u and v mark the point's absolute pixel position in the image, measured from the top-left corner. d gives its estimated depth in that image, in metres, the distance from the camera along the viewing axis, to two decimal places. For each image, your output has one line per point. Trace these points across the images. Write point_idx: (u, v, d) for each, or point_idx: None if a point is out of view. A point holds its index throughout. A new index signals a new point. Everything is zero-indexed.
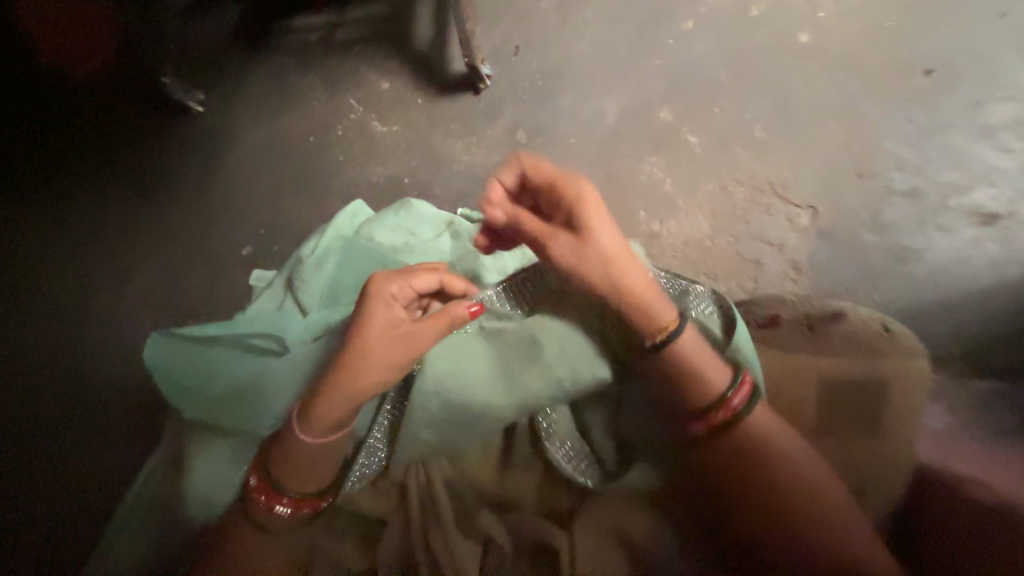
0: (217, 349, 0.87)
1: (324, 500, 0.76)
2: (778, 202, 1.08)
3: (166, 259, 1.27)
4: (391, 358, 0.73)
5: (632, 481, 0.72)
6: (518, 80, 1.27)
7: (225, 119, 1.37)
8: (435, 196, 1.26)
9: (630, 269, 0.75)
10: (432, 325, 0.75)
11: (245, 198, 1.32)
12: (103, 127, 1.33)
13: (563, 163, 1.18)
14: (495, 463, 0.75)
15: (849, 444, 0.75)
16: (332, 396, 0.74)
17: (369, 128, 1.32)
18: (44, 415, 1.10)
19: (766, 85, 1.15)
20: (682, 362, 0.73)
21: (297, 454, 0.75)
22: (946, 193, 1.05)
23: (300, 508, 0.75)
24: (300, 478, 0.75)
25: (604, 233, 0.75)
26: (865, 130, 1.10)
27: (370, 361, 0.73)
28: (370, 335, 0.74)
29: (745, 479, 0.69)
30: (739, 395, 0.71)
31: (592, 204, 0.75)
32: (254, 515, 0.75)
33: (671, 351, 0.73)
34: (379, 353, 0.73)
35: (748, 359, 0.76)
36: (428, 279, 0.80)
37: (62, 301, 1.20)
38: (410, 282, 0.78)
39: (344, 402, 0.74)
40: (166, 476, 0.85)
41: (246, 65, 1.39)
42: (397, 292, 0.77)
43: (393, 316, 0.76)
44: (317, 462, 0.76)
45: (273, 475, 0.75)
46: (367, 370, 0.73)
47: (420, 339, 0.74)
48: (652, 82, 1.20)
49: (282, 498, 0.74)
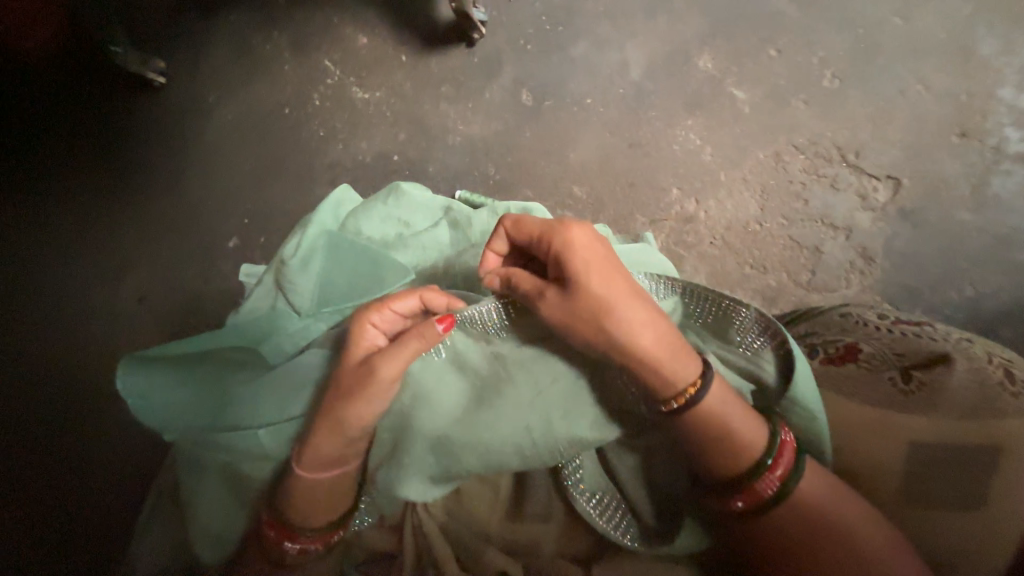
0: (204, 367, 0.71)
1: (338, 532, 0.67)
2: (846, 171, 1.00)
3: (143, 265, 1.11)
4: (355, 393, 0.62)
5: (660, 523, 0.65)
6: (518, 26, 1.06)
7: (190, 92, 1.13)
8: (429, 176, 1.08)
9: (635, 326, 0.59)
10: (398, 350, 0.62)
11: (211, 186, 1.12)
12: (57, 112, 1.11)
13: (575, 128, 1.04)
14: (505, 508, 0.68)
15: (957, 516, 0.56)
16: (314, 439, 0.64)
17: (348, 95, 1.10)
18: (51, 437, 1.05)
19: (836, 25, 1.02)
20: (708, 423, 0.59)
21: (302, 494, 0.65)
22: (998, 156, 0.99)
23: (313, 544, 0.66)
24: (309, 514, 0.66)
25: (600, 285, 0.59)
26: (921, 85, 1.00)
27: (337, 397, 0.63)
28: (350, 374, 0.63)
29: (795, 541, 0.57)
30: (781, 463, 0.58)
31: (587, 254, 0.60)
32: (272, 554, 0.67)
33: (694, 408, 0.59)
34: (347, 387, 0.63)
35: (809, 407, 0.60)
36: (409, 301, 0.66)
37: (35, 325, 1.08)
38: (391, 308, 0.65)
39: (324, 446, 0.63)
40: (157, 534, 0.74)
41: (197, 21, 1.13)
42: (373, 318, 0.65)
43: (365, 346, 0.65)
44: (324, 499, 0.66)
45: (285, 514, 0.66)
46: (333, 410, 0.63)
47: (381, 366, 0.61)
48: (690, 21, 1.04)
49: (297, 536, 0.66)
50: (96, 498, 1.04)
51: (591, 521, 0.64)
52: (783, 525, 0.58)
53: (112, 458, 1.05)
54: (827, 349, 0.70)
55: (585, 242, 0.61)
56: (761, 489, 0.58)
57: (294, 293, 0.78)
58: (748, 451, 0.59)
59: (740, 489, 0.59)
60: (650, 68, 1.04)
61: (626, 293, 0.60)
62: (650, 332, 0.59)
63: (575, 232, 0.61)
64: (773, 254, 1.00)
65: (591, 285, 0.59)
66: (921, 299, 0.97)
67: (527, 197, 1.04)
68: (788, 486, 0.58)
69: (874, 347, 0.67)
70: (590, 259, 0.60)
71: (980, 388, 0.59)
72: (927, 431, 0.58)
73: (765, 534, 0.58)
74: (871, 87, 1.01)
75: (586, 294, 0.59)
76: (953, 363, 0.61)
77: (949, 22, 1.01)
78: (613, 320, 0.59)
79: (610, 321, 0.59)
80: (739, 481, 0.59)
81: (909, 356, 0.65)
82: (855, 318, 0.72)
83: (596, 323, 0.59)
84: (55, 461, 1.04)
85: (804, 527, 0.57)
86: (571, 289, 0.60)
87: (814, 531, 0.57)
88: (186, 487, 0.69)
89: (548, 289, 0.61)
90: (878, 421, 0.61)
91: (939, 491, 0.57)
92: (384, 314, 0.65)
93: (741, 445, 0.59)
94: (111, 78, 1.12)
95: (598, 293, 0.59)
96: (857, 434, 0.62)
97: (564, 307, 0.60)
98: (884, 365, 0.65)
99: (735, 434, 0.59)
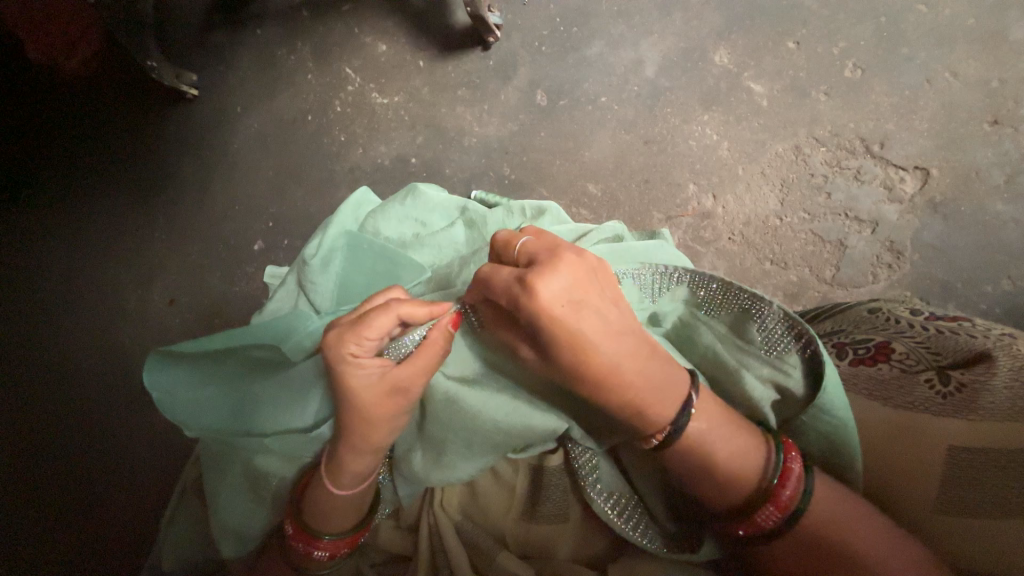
0: (223, 367, 0.72)
1: (361, 535, 0.68)
2: (871, 162, 0.97)
3: (173, 267, 1.16)
4: (383, 418, 0.60)
5: (677, 526, 0.64)
6: (532, 28, 1.08)
7: (217, 101, 1.18)
8: (447, 178, 1.09)
9: (636, 378, 0.54)
10: (419, 367, 0.60)
11: (238, 191, 1.16)
12: (96, 123, 1.17)
13: (591, 126, 1.05)
14: (521, 508, 0.66)
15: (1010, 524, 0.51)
16: (345, 464, 0.62)
17: (368, 101, 1.13)
18: (87, 430, 1.10)
19: (858, 15, 0.99)
20: (698, 449, 0.57)
21: (319, 503, 0.65)
22: None
23: (337, 548, 0.66)
24: (331, 520, 0.65)
25: (579, 355, 0.53)
26: (952, 72, 0.97)
27: (362, 427, 0.60)
28: (363, 406, 0.59)
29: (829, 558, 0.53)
30: (786, 484, 0.55)
31: (562, 324, 0.52)
32: (290, 556, 0.67)
33: (679, 439, 0.57)
34: (365, 419, 0.60)
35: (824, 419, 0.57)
36: (384, 322, 0.59)
37: (77, 326, 1.13)
38: (369, 336, 0.59)
39: (361, 467, 0.63)
40: (182, 526, 0.76)
41: (225, 33, 1.18)
42: (353, 348, 0.59)
43: (362, 380, 0.59)
44: (342, 508, 0.65)
45: (305, 518, 0.66)
46: (366, 440, 0.61)
47: (411, 386, 0.60)
48: (705, 16, 1.03)
49: (316, 542, 0.65)
50: (126, 491, 1.08)
51: (609, 520, 0.62)
52: (799, 539, 0.55)
53: (142, 454, 1.09)
54: (860, 348, 0.63)
55: (558, 314, 0.52)
56: (759, 520, 0.56)
57: (317, 295, 0.80)
58: (744, 474, 0.57)
59: (740, 515, 0.57)
60: (666, 65, 1.03)
61: (614, 353, 0.54)
62: (655, 376, 0.55)
63: (547, 303, 0.52)
64: (795, 248, 0.98)
65: (570, 354, 0.53)
66: (954, 294, 0.95)
67: (542, 196, 1.05)
68: (795, 511, 0.55)
69: (909, 345, 0.61)
70: (565, 330, 0.52)
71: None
72: (968, 436, 0.53)
73: (785, 547, 0.56)
74: (896, 78, 0.98)
75: (566, 362, 0.54)
76: (996, 362, 0.55)
77: (978, 8, 0.97)
78: (600, 383, 0.55)
79: (593, 386, 0.55)
80: (744, 507, 0.57)
81: (946, 355, 0.59)
82: (886, 314, 0.66)
83: (578, 385, 0.56)
84: (90, 454, 1.09)
85: (823, 540, 0.54)
86: (546, 355, 0.55)
87: (833, 547, 0.53)
88: (208, 482, 0.71)
89: (523, 347, 0.58)
90: (914, 427, 0.55)
91: (978, 496, 0.53)
92: (365, 343, 0.59)
93: (729, 474, 0.57)
94: (149, 94, 1.18)
95: (580, 359, 0.54)
96: (891, 440, 0.57)
97: (542, 364, 0.57)
98: (919, 365, 0.59)
99: (730, 458, 0.57)
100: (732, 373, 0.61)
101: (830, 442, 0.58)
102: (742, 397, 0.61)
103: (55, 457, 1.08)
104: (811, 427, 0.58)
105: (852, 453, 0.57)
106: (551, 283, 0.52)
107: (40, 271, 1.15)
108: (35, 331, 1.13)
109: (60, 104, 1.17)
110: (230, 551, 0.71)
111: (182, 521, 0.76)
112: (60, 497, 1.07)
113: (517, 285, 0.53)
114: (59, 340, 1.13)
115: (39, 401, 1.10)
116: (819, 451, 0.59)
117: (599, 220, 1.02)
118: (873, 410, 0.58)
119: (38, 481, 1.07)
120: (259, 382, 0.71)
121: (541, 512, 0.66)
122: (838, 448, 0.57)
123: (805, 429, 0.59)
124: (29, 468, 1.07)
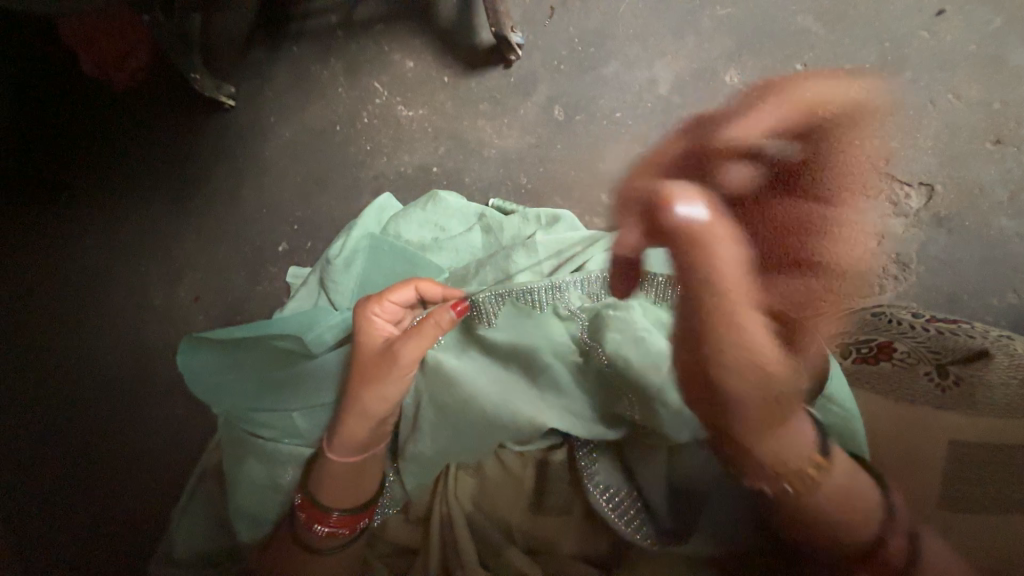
0: (249, 354, 0.77)
1: (363, 519, 0.69)
2: (877, 178, 1.00)
3: (203, 264, 1.22)
4: (378, 378, 0.66)
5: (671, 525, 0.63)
6: (552, 49, 1.15)
7: (253, 110, 1.26)
8: (466, 187, 1.15)
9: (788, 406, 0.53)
10: (414, 334, 0.66)
11: (268, 193, 1.23)
12: (141, 130, 1.26)
13: (605, 139, 1.10)
14: (527, 499, 0.69)
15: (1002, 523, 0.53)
16: (343, 428, 0.68)
17: (394, 113, 1.20)
18: (113, 417, 1.14)
19: (864, 40, 1.04)
20: (834, 489, 0.51)
21: (329, 475, 0.69)
22: None
23: (340, 529, 0.68)
24: (338, 496, 0.68)
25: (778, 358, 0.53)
26: (956, 93, 1.00)
27: (360, 385, 0.67)
28: (364, 360, 0.68)
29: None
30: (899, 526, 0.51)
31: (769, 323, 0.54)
32: (302, 537, 0.70)
33: (821, 482, 0.51)
34: (368, 375, 0.67)
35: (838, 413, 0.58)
36: (405, 291, 0.72)
37: (109, 317, 1.19)
38: (388, 300, 0.71)
39: (356, 434, 0.68)
40: (201, 509, 0.79)
41: (265, 49, 1.27)
42: (375, 310, 0.71)
43: (376, 336, 0.69)
44: (351, 480, 0.69)
45: (314, 496, 0.68)
46: (358, 397, 0.67)
47: (402, 350, 0.66)
48: (716, 39, 1.09)
49: (326, 518, 0.68)
50: (145, 478, 1.11)
51: (606, 515, 0.65)
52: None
53: (162, 444, 1.14)
54: (867, 346, 0.67)
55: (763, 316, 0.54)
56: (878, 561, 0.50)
57: (337, 294, 0.86)
58: (864, 520, 0.51)
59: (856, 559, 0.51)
60: (678, 85, 1.08)
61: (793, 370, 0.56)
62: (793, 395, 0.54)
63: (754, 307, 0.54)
64: None
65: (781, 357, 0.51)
66: None
67: (557, 205, 1.13)
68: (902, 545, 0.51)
69: (910, 345, 0.66)
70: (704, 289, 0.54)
71: (1021, 385, 0.59)
72: (963, 428, 0.57)
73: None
74: (901, 99, 1.01)
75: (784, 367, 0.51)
76: (992, 361, 0.62)
77: (979, 35, 1.01)
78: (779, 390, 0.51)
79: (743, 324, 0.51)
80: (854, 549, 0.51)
81: (947, 354, 0.64)
82: (889, 317, 0.72)
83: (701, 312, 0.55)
84: (112, 442, 1.13)
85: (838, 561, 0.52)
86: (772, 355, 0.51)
87: None
88: (229, 467, 0.74)
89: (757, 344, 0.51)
90: (916, 418, 0.59)
91: (985, 490, 0.54)
92: (384, 305, 0.70)
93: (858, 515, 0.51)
94: (192, 104, 1.26)
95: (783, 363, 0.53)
96: (895, 433, 0.59)
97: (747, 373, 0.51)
98: (920, 361, 0.64)
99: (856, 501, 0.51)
100: None
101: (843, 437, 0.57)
102: None
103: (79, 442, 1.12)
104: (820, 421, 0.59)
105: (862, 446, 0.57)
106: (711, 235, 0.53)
107: (75, 265, 1.21)
108: (65, 323, 1.18)
109: (108, 112, 1.26)
110: (246, 535, 0.73)
111: (198, 506, 0.79)
112: None
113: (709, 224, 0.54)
114: (90, 331, 1.18)
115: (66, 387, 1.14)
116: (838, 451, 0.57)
117: (611, 228, 1.06)
118: (884, 407, 0.61)
119: None
120: (284, 369, 0.77)
121: (546, 505, 0.68)
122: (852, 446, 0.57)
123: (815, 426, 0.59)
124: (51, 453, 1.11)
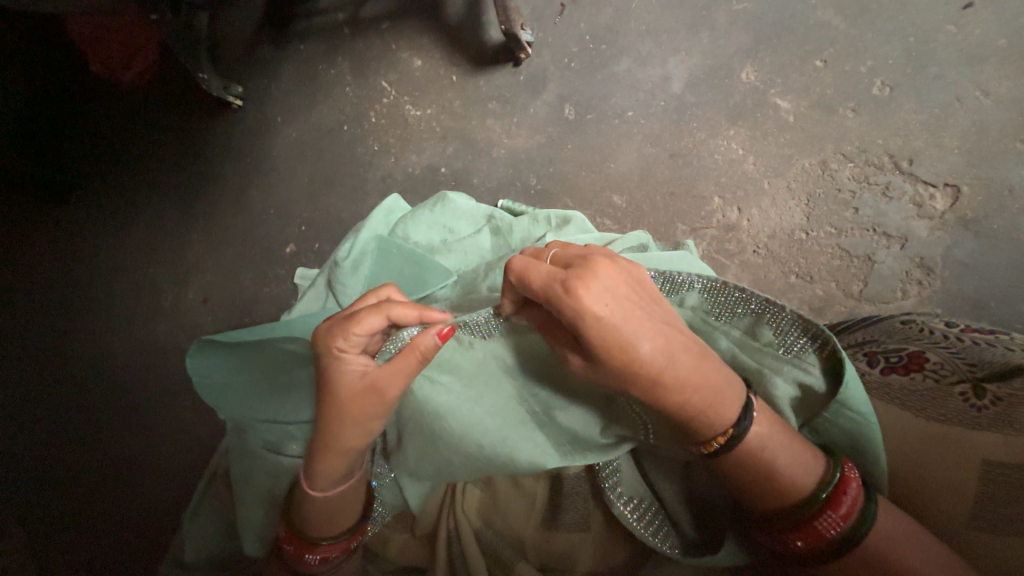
0: (258, 358, 0.73)
1: (357, 537, 0.67)
2: (901, 179, 0.97)
3: (212, 267, 1.22)
4: (358, 414, 0.60)
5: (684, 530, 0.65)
6: (562, 45, 1.12)
7: (259, 111, 1.25)
8: (475, 187, 1.13)
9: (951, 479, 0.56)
10: (397, 369, 0.59)
11: (275, 195, 1.22)
12: (149, 131, 1.25)
13: (617, 139, 1.07)
14: (541, 515, 0.68)
15: None
16: (321, 467, 0.62)
17: (402, 113, 1.19)
18: (124, 420, 1.15)
19: (887, 34, 1.01)
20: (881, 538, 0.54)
21: (316, 507, 0.64)
22: None
23: (332, 552, 0.65)
24: (327, 523, 0.65)
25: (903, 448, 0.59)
26: (983, 90, 0.97)
27: (339, 424, 0.61)
28: (337, 399, 0.60)
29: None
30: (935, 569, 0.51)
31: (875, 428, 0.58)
32: (292, 564, 0.66)
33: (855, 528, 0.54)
34: (346, 413, 0.61)
35: (849, 420, 0.59)
36: (373, 320, 0.61)
37: (118, 320, 1.19)
38: (355, 331, 0.60)
39: (335, 467, 0.63)
40: (208, 519, 0.79)
41: (272, 49, 1.25)
42: (342, 344, 0.60)
43: (348, 372, 0.60)
44: (339, 510, 0.65)
45: (303, 526, 0.65)
46: (336, 437, 0.61)
47: (387, 386, 0.60)
48: (732, 35, 1.06)
49: (318, 546, 0.65)
50: (157, 480, 1.12)
51: (628, 523, 0.64)
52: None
53: (171, 448, 1.14)
54: (892, 357, 0.65)
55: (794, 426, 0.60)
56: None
57: (345, 295, 0.85)
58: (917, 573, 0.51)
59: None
60: (692, 83, 1.06)
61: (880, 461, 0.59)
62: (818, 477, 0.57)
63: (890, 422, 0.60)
64: (821, 262, 0.98)
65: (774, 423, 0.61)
66: (988, 313, 0.94)
67: (568, 206, 1.07)
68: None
69: (943, 356, 0.62)
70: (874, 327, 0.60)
71: None
72: (999, 451, 0.54)
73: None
74: (925, 96, 0.98)
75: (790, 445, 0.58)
76: None
77: (1010, 27, 0.98)
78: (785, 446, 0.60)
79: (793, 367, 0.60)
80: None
81: (981, 366, 0.59)
82: (920, 325, 0.68)
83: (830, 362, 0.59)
84: (123, 446, 1.13)
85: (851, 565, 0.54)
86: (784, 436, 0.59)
87: None
88: (239, 470, 0.74)
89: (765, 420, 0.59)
90: (944, 437, 0.56)
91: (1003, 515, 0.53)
92: (352, 339, 0.60)
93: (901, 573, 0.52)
94: (199, 104, 1.25)
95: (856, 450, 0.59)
96: (917, 450, 0.58)
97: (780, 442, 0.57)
98: (952, 375, 0.60)
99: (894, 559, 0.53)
100: (755, 376, 0.62)
101: (856, 438, 0.59)
102: (765, 396, 0.62)
103: (92, 445, 1.13)
104: (831, 424, 0.60)
105: (877, 451, 0.58)
106: (591, 286, 0.54)
107: (83, 268, 1.21)
108: (77, 325, 1.19)
109: (115, 113, 1.26)
110: (254, 546, 0.73)
111: (208, 512, 0.79)
112: (91, 484, 1.11)
113: (557, 290, 0.54)
114: (101, 333, 1.19)
115: (78, 389, 1.15)
116: (843, 449, 0.60)
117: (623, 231, 1.04)
118: (909, 426, 0.59)
119: (70, 470, 1.11)
120: (295, 374, 0.74)
121: (562, 522, 0.67)
122: (864, 447, 0.58)
123: (827, 427, 0.61)
124: (63, 455, 1.12)
